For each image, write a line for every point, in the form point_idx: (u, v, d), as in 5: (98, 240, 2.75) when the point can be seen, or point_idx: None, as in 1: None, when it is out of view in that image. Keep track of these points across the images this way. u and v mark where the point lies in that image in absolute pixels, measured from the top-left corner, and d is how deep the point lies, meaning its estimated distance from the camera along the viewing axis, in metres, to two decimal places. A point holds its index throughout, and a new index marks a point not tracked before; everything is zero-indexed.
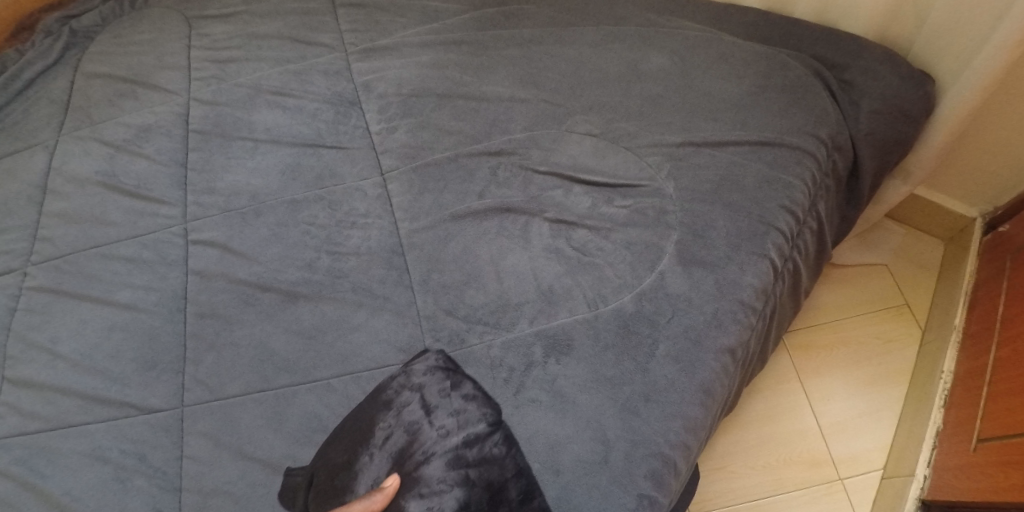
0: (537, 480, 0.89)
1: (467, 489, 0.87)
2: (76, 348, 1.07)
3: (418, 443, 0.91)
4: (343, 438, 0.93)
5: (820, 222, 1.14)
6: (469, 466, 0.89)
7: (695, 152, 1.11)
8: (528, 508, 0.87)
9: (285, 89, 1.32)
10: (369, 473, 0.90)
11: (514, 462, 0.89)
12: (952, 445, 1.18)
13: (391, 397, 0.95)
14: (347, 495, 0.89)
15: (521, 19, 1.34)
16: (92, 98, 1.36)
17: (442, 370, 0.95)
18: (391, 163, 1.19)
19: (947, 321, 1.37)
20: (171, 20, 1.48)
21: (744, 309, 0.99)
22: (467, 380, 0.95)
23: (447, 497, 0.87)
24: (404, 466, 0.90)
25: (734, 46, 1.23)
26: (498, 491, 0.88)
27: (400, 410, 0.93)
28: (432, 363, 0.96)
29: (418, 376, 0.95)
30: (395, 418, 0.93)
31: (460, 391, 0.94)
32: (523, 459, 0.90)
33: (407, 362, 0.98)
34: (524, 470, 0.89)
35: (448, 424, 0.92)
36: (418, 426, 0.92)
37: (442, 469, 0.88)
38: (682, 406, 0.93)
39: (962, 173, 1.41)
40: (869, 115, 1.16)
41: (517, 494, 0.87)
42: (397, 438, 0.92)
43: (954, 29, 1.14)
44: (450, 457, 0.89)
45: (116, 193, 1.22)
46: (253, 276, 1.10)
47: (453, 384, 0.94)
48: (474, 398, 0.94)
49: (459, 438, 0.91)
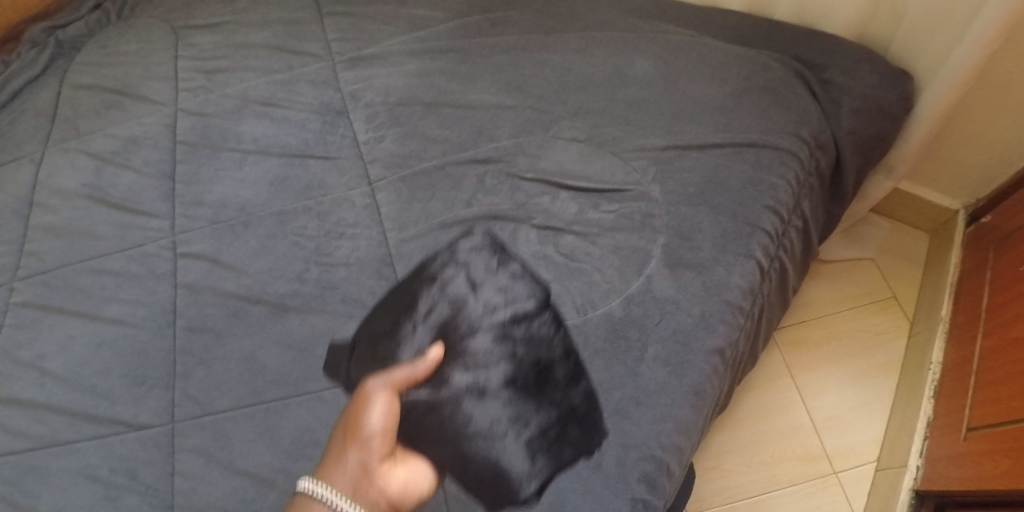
0: (583, 363, 0.96)
1: (513, 364, 0.95)
2: (65, 364, 1.06)
3: (463, 315, 0.98)
4: (389, 310, 1.02)
5: (805, 221, 1.15)
6: (516, 342, 0.96)
7: (680, 156, 1.12)
8: (574, 389, 0.94)
9: (273, 100, 1.32)
10: (413, 340, 0.97)
11: (561, 343, 0.97)
12: (941, 436, 1.19)
13: (436, 273, 1.03)
14: (391, 359, 0.97)
15: (507, 26, 1.35)
16: (79, 109, 1.36)
17: (488, 250, 1.05)
18: (379, 172, 1.19)
19: (933, 312, 1.39)
20: (157, 29, 1.47)
21: (732, 310, 1.00)
22: (513, 259, 1.04)
23: (493, 370, 0.94)
24: (450, 336, 0.97)
25: (716, 48, 1.24)
26: (544, 369, 0.95)
27: (446, 285, 1.01)
28: (479, 244, 1.06)
29: (464, 253, 1.05)
30: (441, 292, 1.01)
31: (506, 269, 1.03)
32: (569, 339, 0.98)
33: (454, 241, 1.07)
34: (571, 351, 0.97)
35: (494, 300, 0.99)
36: (464, 300, 1.00)
37: (489, 347, 0.95)
38: (673, 408, 0.93)
39: (943, 167, 1.43)
40: (851, 113, 1.18)
41: (564, 376, 0.95)
42: (441, 310, 0.99)
43: (931, 27, 1.16)
44: (495, 332, 0.96)
45: (103, 206, 1.22)
46: (243, 289, 1.10)
47: (499, 263, 1.03)
48: (520, 276, 1.02)
49: (506, 314, 0.98)
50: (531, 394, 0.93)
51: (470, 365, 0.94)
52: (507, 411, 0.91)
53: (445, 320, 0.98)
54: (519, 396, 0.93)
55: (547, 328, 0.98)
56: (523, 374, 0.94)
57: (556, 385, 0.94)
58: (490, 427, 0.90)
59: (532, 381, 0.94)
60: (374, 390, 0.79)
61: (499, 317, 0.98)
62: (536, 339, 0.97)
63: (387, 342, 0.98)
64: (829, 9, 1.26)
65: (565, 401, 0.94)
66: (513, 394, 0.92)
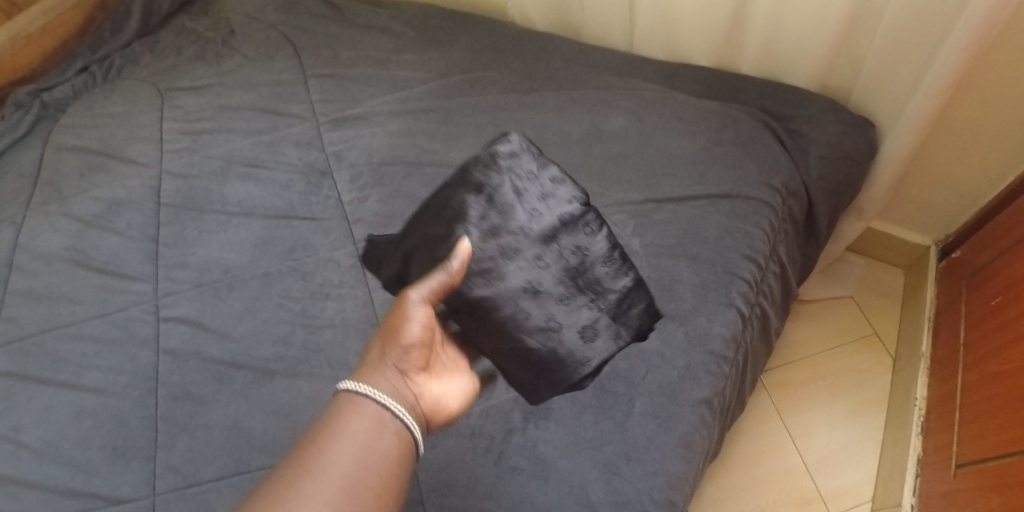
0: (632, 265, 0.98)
1: (559, 272, 0.93)
2: (43, 436, 1.04)
3: (511, 224, 0.92)
4: (425, 215, 0.95)
5: (783, 266, 1.17)
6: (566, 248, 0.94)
7: (658, 209, 1.14)
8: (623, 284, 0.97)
9: (258, 161, 1.34)
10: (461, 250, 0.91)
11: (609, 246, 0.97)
12: (930, 473, 1.18)
13: (475, 178, 0.94)
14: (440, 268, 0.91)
15: (487, 85, 1.39)
16: (63, 172, 1.36)
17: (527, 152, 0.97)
18: (363, 232, 1.20)
19: (914, 349, 1.39)
20: (142, 92, 1.50)
21: (716, 359, 1.00)
22: (552, 163, 0.98)
23: (548, 275, 0.92)
24: (501, 245, 0.91)
25: (687, 103, 1.28)
26: (591, 275, 0.95)
27: (488, 194, 0.93)
28: (515, 145, 0.96)
29: (503, 157, 0.95)
30: (483, 201, 0.92)
31: (548, 175, 0.97)
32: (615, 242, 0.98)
33: (488, 143, 0.97)
34: (620, 253, 0.98)
35: (541, 208, 0.95)
36: (510, 208, 0.93)
37: (533, 249, 0.92)
38: (663, 463, 0.93)
39: (912, 206, 1.46)
40: (819, 161, 1.21)
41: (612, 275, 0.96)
42: (487, 220, 0.92)
43: (890, 75, 1.20)
44: (542, 238, 0.93)
45: (86, 270, 1.21)
46: (227, 353, 1.09)
47: (540, 167, 0.97)
48: (563, 183, 0.97)
49: (555, 221, 0.95)
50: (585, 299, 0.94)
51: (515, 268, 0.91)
52: (551, 313, 0.91)
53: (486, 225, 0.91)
54: (563, 299, 0.93)
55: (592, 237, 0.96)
56: (570, 280, 0.93)
57: (603, 291, 0.95)
58: (536, 335, 0.90)
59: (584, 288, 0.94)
60: (411, 298, 0.81)
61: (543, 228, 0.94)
62: (582, 249, 0.95)
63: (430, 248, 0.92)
64: (791, 63, 1.30)
65: (611, 307, 0.94)
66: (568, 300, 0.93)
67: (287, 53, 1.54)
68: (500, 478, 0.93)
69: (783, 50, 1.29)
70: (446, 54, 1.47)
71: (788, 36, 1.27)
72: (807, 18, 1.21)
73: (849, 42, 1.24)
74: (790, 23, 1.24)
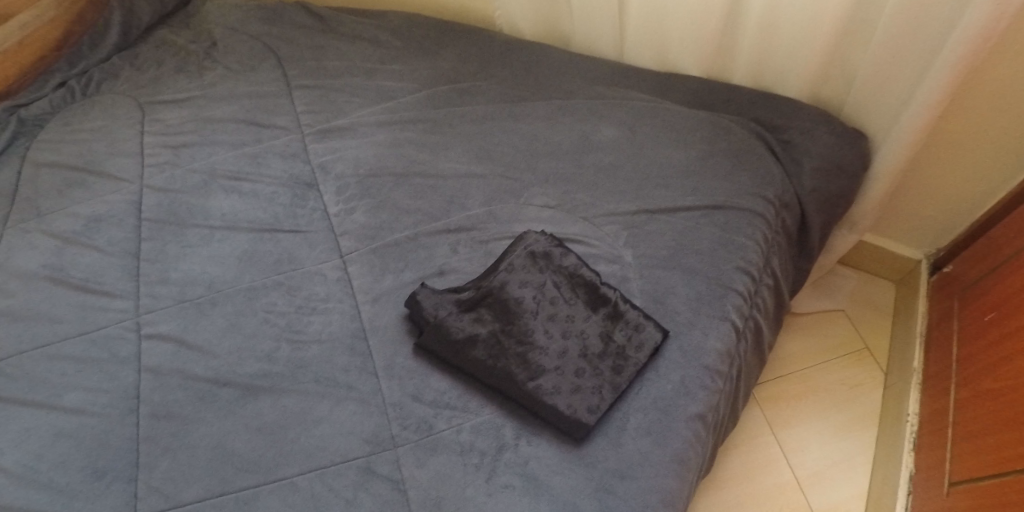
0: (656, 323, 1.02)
1: (591, 322, 1.02)
2: (19, 458, 1.01)
3: (541, 311, 1.02)
4: (462, 309, 1.04)
5: (776, 278, 1.16)
6: (588, 326, 1.01)
7: (650, 220, 1.13)
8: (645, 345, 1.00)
9: (241, 173, 1.31)
10: (493, 343, 1.00)
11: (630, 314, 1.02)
12: (924, 488, 1.17)
13: (502, 266, 1.07)
14: (477, 356, 0.99)
15: (475, 95, 1.37)
16: (41, 188, 1.33)
17: (547, 243, 1.09)
18: (350, 244, 1.18)
19: (906, 362, 1.39)
20: (124, 106, 1.47)
21: (710, 374, 0.99)
22: (571, 252, 1.08)
23: (573, 351, 0.99)
24: (533, 333, 1.00)
25: (679, 113, 1.27)
26: (615, 344, 1.00)
27: (518, 286, 1.03)
28: (535, 236, 1.10)
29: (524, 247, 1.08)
30: (514, 294, 1.03)
31: (568, 264, 1.06)
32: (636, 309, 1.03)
33: (511, 240, 1.12)
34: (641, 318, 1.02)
35: (566, 296, 1.04)
36: (538, 300, 1.02)
37: (569, 303, 1.03)
38: (658, 479, 0.91)
39: (903, 219, 1.47)
40: (811, 172, 1.20)
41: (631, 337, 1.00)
42: (518, 313, 1.01)
43: (881, 87, 1.20)
44: (569, 323, 1.01)
45: (64, 288, 1.18)
46: (211, 370, 1.06)
47: (561, 257, 1.07)
48: (583, 271, 1.06)
49: (579, 308, 1.03)
50: (606, 364, 0.98)
51: (553, 321, 1.01)
52: (584, 354, 0.99)
53: (530, 288, 1.03)
54: (596, 340, 1.00)
55: (617, 288, 1.06)
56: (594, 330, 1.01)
57: (627, 356, 0.99)
58: (568, 384, 0.96)
59: (607, 357, 0.99)
60: None
61: (576, 293, 1.04)
62: (604, 326, 1.02)
63: (474, 317, 1.03)
64: (783, 73, 1.30)
65: (632, 333, 1.00)
66: (593, 370, 0.98)
67: (271, 64, 1.52)
68: (491, 495, 0.91)
69: (775, 61, 1.29)
70: (433, 64, 1.45)
71: (780, 46, 1.27)
72: (799, 28, 1.21)
73: (841, 54, 1.24)
74: (783, 33, 1.24)
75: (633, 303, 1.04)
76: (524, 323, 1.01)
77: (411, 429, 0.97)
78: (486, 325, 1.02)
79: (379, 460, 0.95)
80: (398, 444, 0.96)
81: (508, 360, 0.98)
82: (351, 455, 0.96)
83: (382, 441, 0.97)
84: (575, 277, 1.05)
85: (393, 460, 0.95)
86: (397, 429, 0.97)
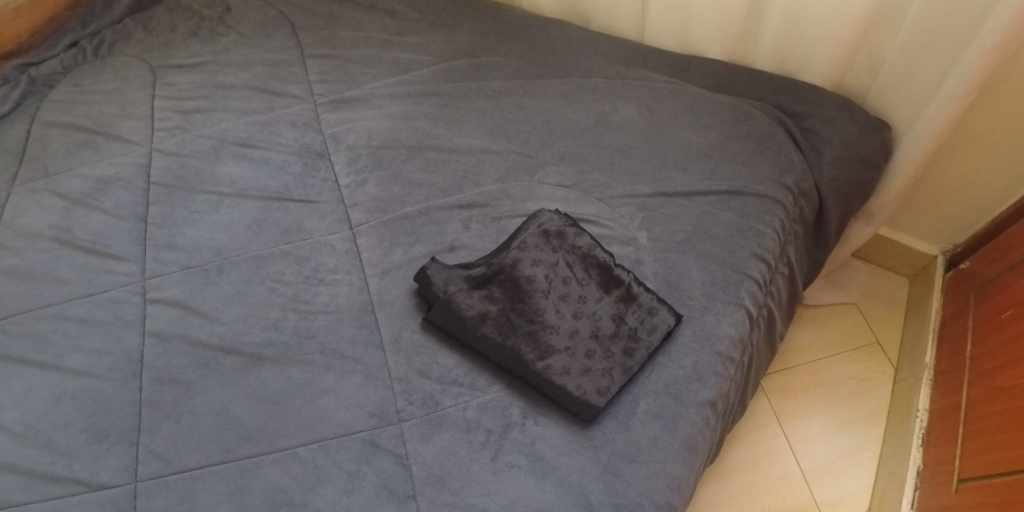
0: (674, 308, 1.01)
1: (605, 301, 1.00)
2: (20, 418, 1.00)
3: (553, 290, 1.00)
4: (473, 286, 1.02)
5: (791, 267, 1.14)
6: (602, 306, 1.00)
7: (666, 203, 1.11)
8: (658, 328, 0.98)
9: (252, 141, 1.29)
10: (501, 319, 0.99)
11: (644, 297, 1.00)
12: (930, 486, 1.16)
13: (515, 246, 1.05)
14: (484, 331, 0.98)
15: (492, 70, 1.34)
16: (49, 148, 1.31)
17: (561, 223, 1.07)
18: (360, 216, 1.16)
19: (918, 358, 1.37)
20: (135, 69, 1.45)
21: (722, 361, 0.97)
22: (585, 232, 1.06)
23: (584, 332, 0.98)
24: (544, 312, 0.99)
25: (700, 96, 1.24)
26: (628, 326, 0.98)
27: (530, 263, 1.02)
28: (549, 216, 1.08)
29: (539, 226, 1.06)
30: (527, 270, 1.01)
31: (582, 244, 1.04)
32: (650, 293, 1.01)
33: (525, 220, 1.10)
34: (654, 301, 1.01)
35: (578, 274, 1.02)
36: (550, 278, 1.01)
37: (581, 284, 1.01)
38: (665, 465, 0.90)
39: (922, 212, 1.44)
40: (832, 162, 1.18)
41: (644, 321, 0.98)
42: (532, 291, 1.00)
43: (909, 77, 1.17)
44: (581, 303, 1.00)
45: (71, 249, 1.17)
46: (216, 337, 1.05)
47: (574, 236, 1.05)
48: (597, 253, 1.04)
49: (592, 286, 1.02)
50: (619, 345, 0.97)
51: (564, 301, 1.00)
52: (595, 335, 0.98)
53: (542, 267, 1.02)
54: (608, 323, 0.99)
55: (630, 270, 1.04)
56: (609, 310, 1.00)
57: (638, 338, 0.97)
58: (579, 365, 0.95)
59: (622, 340, 0.97)
60: None
61: (590, 272, 1.03)
62: (618, 305, 1.00)
63: (485, 293, 1.01)
64: (808, 59, 1.27)
65: (645, 317, 0.99)
66: (607, 352, 0.96)
67: (284, 32, 1.50)
68: (496, 475, 0.90)
69: (800, 45, 1.26)
70: (450, 37, 1.42)
71: (807, 32, 1.23)
72: (827, 15, 1.18)
73: (868, 42, 1.21)
74: (810, 18, 1.21)
75: (647, 286, 1.03)
76: (535, 302, 0.99)
77: (417, 404, 0.96)
78: (496, 303, 1.00)
79: (383, 434, 0.94)
80: (403, 419, 0.95)
81: (518, 338, 0.97)
82: (354, 428, 0.95)
83: (386, 415, 0.95)
84: (588, 258, 1.04)
85: (397, 435, 0.94)
86: (402, 404, 0.96)
